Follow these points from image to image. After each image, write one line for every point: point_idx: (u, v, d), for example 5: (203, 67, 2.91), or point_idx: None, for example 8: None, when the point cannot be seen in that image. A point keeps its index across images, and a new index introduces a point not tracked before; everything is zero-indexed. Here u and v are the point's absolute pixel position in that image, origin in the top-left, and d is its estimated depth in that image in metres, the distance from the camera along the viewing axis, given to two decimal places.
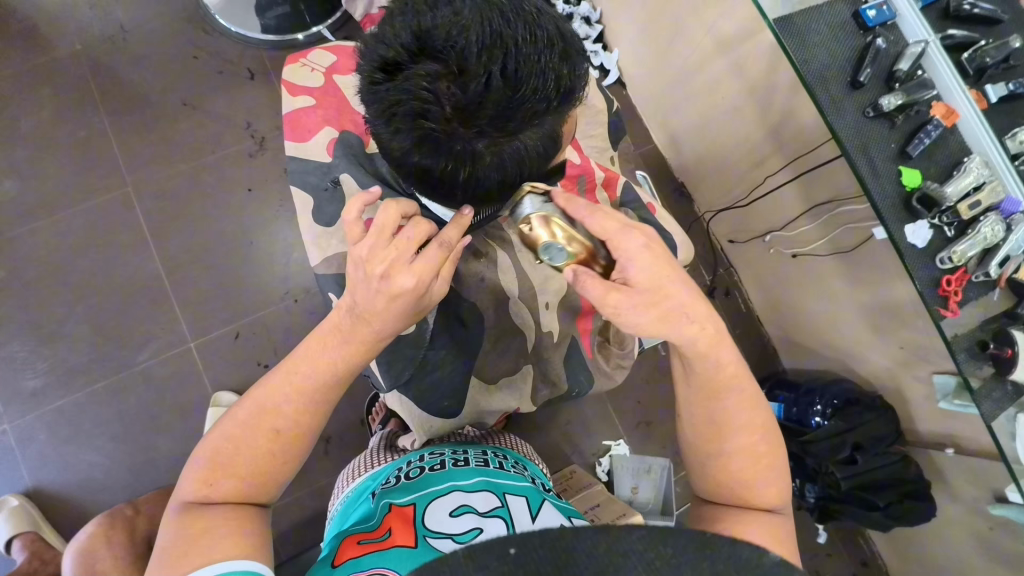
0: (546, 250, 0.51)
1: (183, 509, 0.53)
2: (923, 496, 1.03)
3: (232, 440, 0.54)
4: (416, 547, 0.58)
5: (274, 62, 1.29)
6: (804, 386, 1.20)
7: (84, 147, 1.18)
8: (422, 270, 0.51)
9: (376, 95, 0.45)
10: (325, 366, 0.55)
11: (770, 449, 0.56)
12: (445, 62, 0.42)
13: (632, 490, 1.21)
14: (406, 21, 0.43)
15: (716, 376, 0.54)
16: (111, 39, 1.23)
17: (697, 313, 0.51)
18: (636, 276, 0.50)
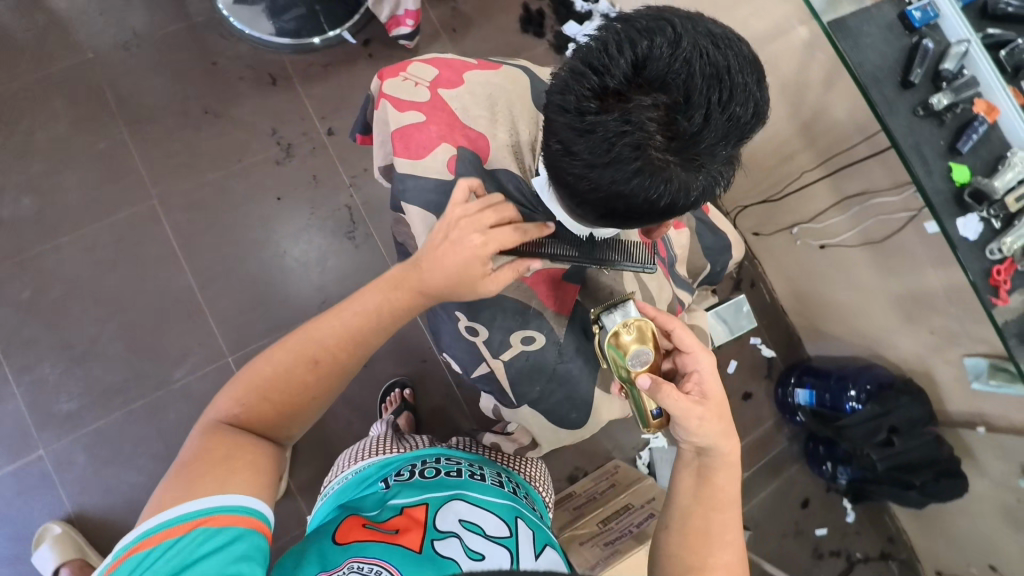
0: (634, 357, 0.56)
1: (207, 428, 0.50)
2: (957, 472, 1.08)
3: (274, 365, 0.52)
4: (420, 553, 0.54)
5: (294, 65, 1.25)
6: (833, 374, 1.26)
7: (105, 159, 1.15)
8: (492, 244, 0.54)
9: (579, 129, 0.40)
10: (378, 308, 0.55)
11: (738, 575, 0.55)
12: (666, 91, 0.38)
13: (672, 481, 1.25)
14: (619, 47, 0.38)
15: (722, 486, 0.56)
16: (126, 47, 1.19)
17: (732, 435, 0.57)
18: (708, 389, 0.57)
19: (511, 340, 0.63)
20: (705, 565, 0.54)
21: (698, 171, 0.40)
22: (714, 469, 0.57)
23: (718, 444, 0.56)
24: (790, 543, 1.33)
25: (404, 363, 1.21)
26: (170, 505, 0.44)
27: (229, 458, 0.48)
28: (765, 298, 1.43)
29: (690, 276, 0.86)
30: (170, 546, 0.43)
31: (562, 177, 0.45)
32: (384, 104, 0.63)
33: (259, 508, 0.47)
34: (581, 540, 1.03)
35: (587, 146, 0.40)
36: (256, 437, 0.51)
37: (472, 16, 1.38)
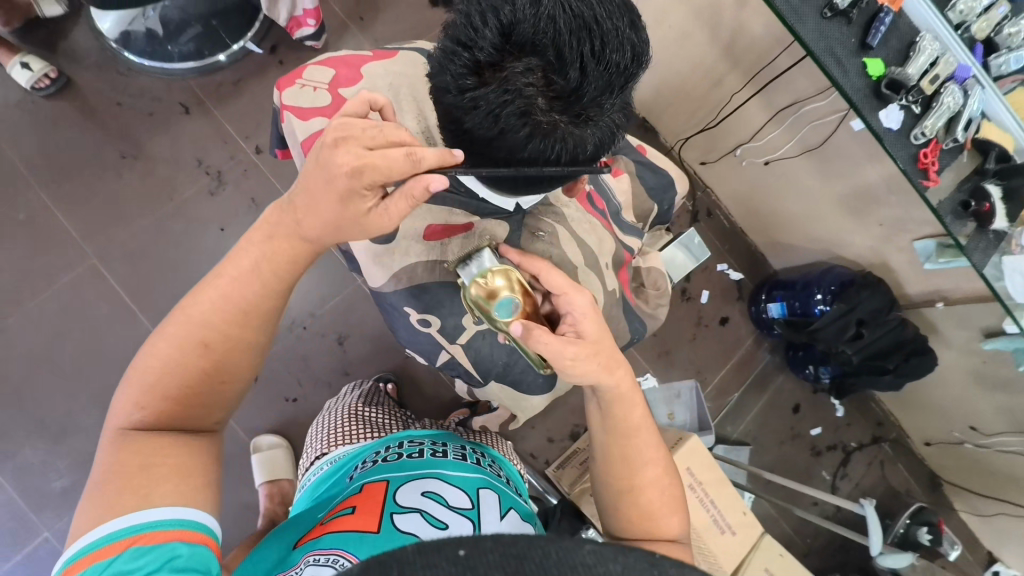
0: (500, 305, 0.53)
1: (112, 439, 0.45)
2: (923, 349, 1.14)
3: (160, 356, 0.46)
4: (378, 531, 0.53)
5: (204, 89, 1.20)
6: (799, 282, 1.29)
7: (32, 227, 1.10)
8: (365, 160, 0.43)
9: (463, 108, 0.40)
10: (262, 272, 0.48)
11: (670, 481, 0.53)
12: (538, 52, 0.37)
13: (669, 416, 1.28)
14: (483, 16, 0.38)
15: (624, 416, 0.53)
16: (18, 106, 1.12)
17: (619, 364, 0.53)
18: (584, 330, 0.51)
19: (464, 325, 0.63)
20: (633, 491, 0.52)
21: (587, 125, 0.40)
22: (610, 408, 0.53)
23: (607, 384, 0.51)
24: (790, 447, 1.40)
25: (387, 363, 1.22)
26: (86, 533, 0.41)
27: (154, 462, 0.44)
28: (724, 225, 1.45)
29: (639, 219, 0.87)
30: (102, 568, 0.40)
31: (466, 155, 0.45)
32: (287, 115, 0.61)
33: (201, 517, 0.44)
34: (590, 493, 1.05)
35: (476, 123, 0.40)
36: (173, 432, 0.47)
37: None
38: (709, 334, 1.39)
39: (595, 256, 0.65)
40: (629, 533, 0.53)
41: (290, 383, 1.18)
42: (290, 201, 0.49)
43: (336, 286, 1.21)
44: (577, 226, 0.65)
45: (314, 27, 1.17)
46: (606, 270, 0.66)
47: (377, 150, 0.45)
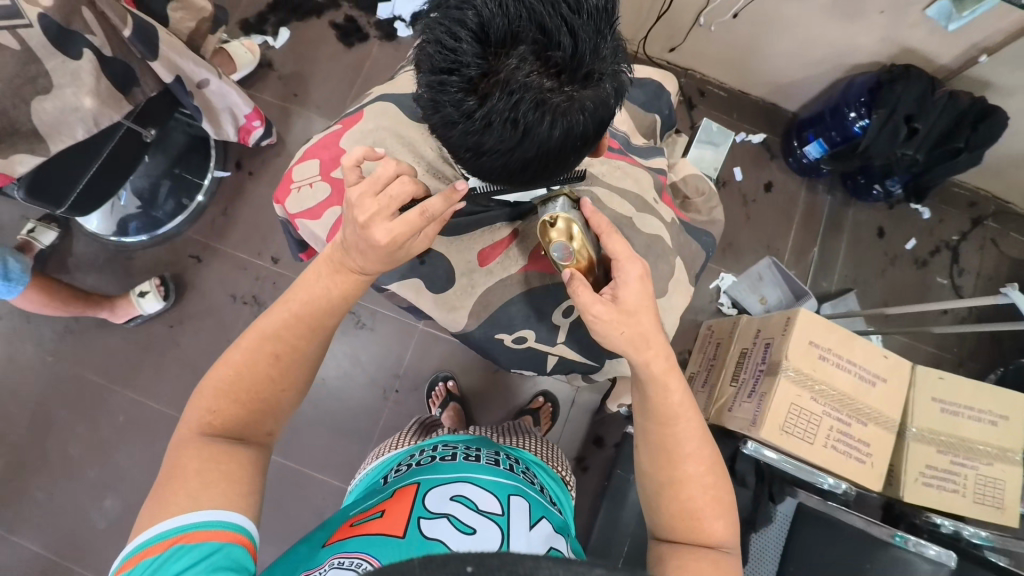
0: (556, 251, 0.53)
1: (182, 440, 0.49)
2: (988, 109, 1.04)
3: (235, 367, 0.52)
4: (402, 539, 0.52)
5: (204, 232, 1.26)
6: (825, 111, 1.22)
7: (133, 424, 1.18)
8: (395, 233, 0.50)
9: (476, 129, 0.38)
10: (325, 291, 0.55)
11: (713, 480, 0.52)
12: (522, 37, 0.36)
13: (762, 301, 1.24)
14: (451, 33, 0.36)
15: (665, 399, 0.53)
16: (69, 329, 1.20)
17: (654, 341, 0.53)
18: (623, 297, 0.52)
19: (555, 322, 0.63)
20: (678, 484, 0.52)
21: (599, 81, 0.38)
22: (648, 389, 0.53)
23: (640, 361, 0.52)
24: (892, 272, 1.32)
25: (483, 384, 1.25)
26: (143, 527, 0.44)
27: (212, 465, 0.47)
28: (722, 95, 1.38)
29: (648, 137, 0.84)
30: (148, 565, 0.42)
31: (493, 171, 0.43)
32: (301, 223, 0.63)
33: (246, 523, 0.46)
34: (727, 406, 1.00)
35: (494, 136, 0.38)
36: (237, 441, 0.51)
37: (301, 71, 1.34)
38: (760, 206, 1.33)
39: (641, 195, 0.63)
40: (670, 532, 0.52)
41: None
42: (338, 248, 0.56)
43: (404, 340, 1.25)
44: (609, 178, 0.62)
45: (261, 125, 1.23)
46: (658, 204, 0.64)
47: (393, 210, 0.51)
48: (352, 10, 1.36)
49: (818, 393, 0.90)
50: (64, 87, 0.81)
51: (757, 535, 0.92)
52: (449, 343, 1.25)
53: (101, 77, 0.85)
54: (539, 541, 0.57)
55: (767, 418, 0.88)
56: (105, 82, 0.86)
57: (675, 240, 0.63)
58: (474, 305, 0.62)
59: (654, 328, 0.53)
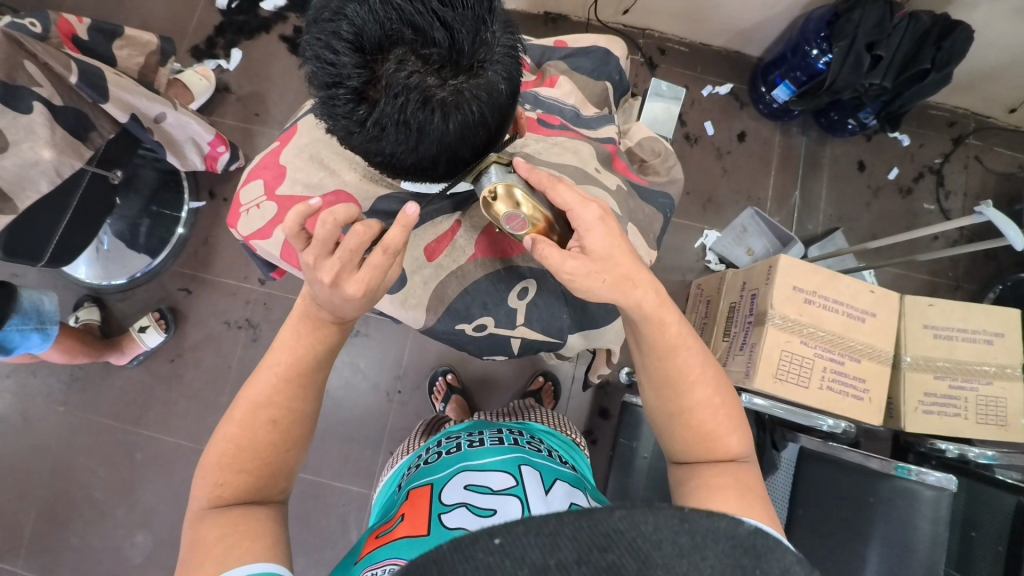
0: (507, 222, 0.52)
1: (195, 518, 0.48)
2: (951, 24, 1.01)
3: (233, 441, 0.50)
4: (427, 535, 0.53)
5: (192, 265, 1.29)
6: (787, 51, 1.20)
7: (151, 459, 1.21)
8: (368, 281, 0.48)
9: (374, 135, 0.39)
10: (308, 346, 0.53)
11: (722, 399, 0.53)
12: (396, 37, 0.36)
13: (749, 253, 1.24)
14: (328, 47, 0.36)
15: (661, 334, 0.52)
16: (76, 377, 1.23)
17: (640, 280, 0.52)
18: (591, 245, 0.51)
19: (512, 305, 0.65)
20: (686, 411, 0.52)
21: (484, 68, 0.38)
22: (643, 328, 0.52)
23: (630, 304, 0.51)
24: (878, 204, 1.31)
25: (483, 374, 1.26)
26: None
27: (232, 532, 0.46)
28: (684, 51, 1.35)
29: (602, 106, 0.83)
30: None
31: (408, 171, 0.44)
32: (256, 243, 0.64)
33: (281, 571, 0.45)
34: (723, 361, 1.00)
35: (393, 138, 0.39)
36: (252, 505, 0.50)
37: (258, 90, 1.33)
38: (736, 157, 1.32)
39: (581, 166, 0.62)
40: (691, 456, 0.52)
41: None
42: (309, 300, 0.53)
43: (400, 343, 1.26)
44: (547, 154, 0.61)
45: (225, 149, 1.23)
46: (600, 173, 0.63)
47: (357, 257, 0.48)
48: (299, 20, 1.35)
49: (808, 338, 0.90)
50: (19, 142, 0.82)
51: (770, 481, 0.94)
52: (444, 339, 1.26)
53: (54, 126, 0.86)
54: (562, 502, 0.60)
55: (759, 367, 0.88)
56: (59, 131, 0.87)
57: (624, 207, 0.63)
58: (443, 301, 0.63)
59: (633, 269, 0.52)
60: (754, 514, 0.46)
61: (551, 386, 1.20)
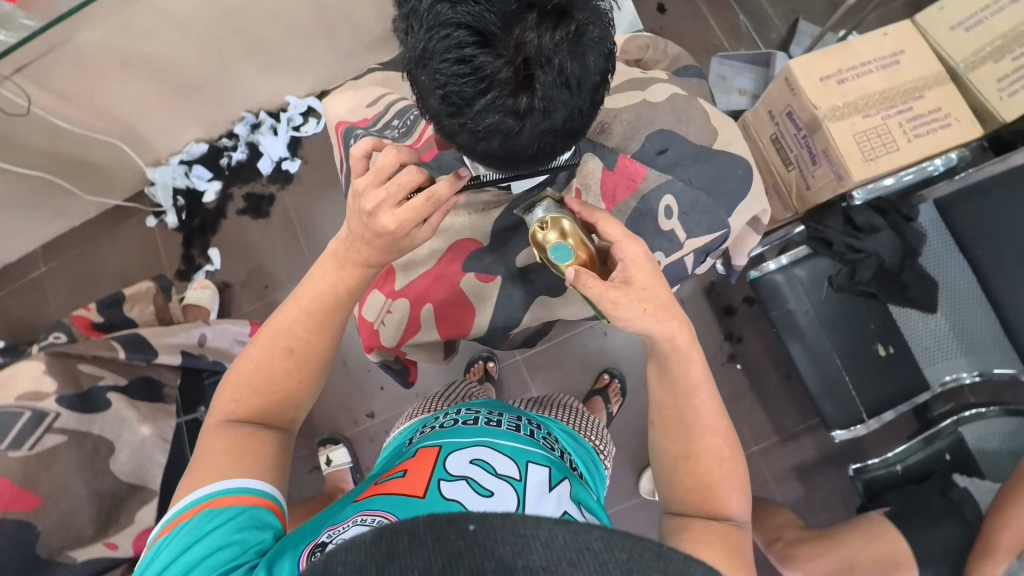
0: (553, 253, 0.51)
1: (208, 428, 0.51)
2: None
3: (253, 361, 0.53)
4: (423, 497, 0.51)
5: (304, 443, 1.28)
6: None
7: None
8: (403, 220, 0.48)
9: (543, 112, 0.37)
10: (328, 287, 0.54)
11: (730, 454, 0.52)
12: (517, 9, 0.35)
13: (744, 93, 1.21)
14: (462, 62, 0.35)
15: (682, 372, 0.52)
16: None
17: (678, 316, 0.51)
18: (634, 276, 0.49)
19: (667, 229, 0.58)
20: (695, 455, 0.51)
21: None
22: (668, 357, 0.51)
23: (664, 334, 0.50)
24: None
25: (607, 353, 1.22)
26: (179, 498, 0.46)
27: (238, 447, 0.49)
28: None
29: None
30: (181, 530, 0.44)
31: (565, 142, 0.43)
32: (409, 341, 0.64)
33: (268, 490, 0.48)
34: (805, 187, 0.98)
35: (560, 105, 0.38)
36: (260, 425, 0.52)
37: (253, 265, 1.35)
38: (671, 26, 1.31)
39: (631, 77, 0.61)
40: (684, 500, 0.52)
41: None
42: (346, 241, 0.53)
43: (521, 380, 1.24)
44: None
45: None
46: (647, 73, 0.62)
47: (403, 195, 0.49)
48: (243, 187, 1.37)
49: (868, 109, 0.87)
50: (120, 435, 0.84)
51: (926, 257, 0.91)
52: (553, 349, 1.24)
53: (136, 403, 0.88)
54: (553, 508, 0.52)
55: (847, 163, 0.86)
56: (142, 405, 0.89)
57: (682, 87, 0.62)
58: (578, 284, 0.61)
59: (673, 298, 0.50)
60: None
61: (616, 383, 1.18)
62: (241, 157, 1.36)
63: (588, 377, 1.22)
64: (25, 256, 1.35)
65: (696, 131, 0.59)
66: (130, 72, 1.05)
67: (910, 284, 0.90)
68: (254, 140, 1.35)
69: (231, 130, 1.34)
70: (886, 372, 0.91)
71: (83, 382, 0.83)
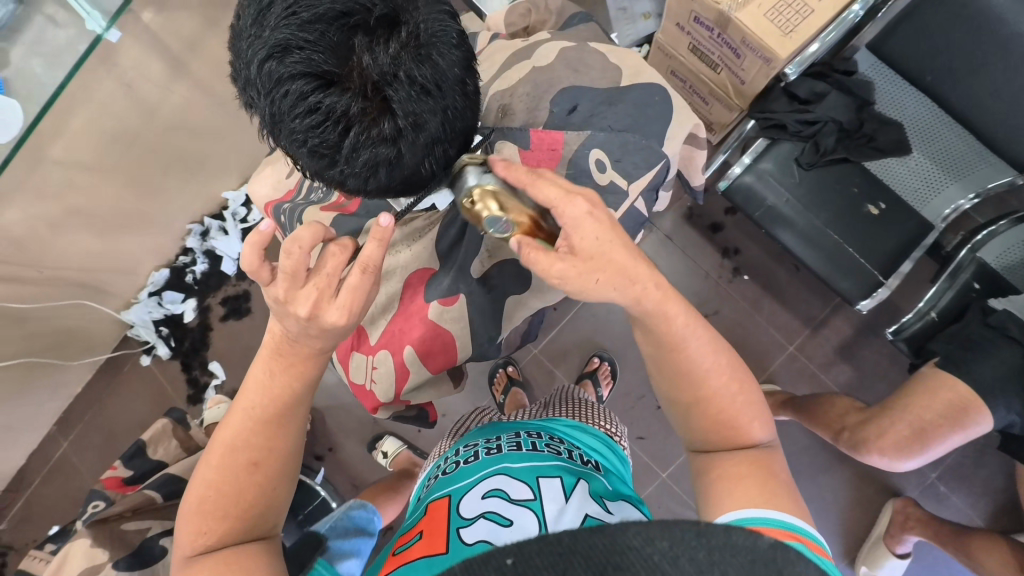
0: (489, 226, 0.48)
1: (183, 565, 0.51)
2: None
3: (212, 485, 0.52)
4: (448, 551, 0.50)
5: None
6: None
7: None
8: (349, 306, 0.49)
9: (412, 127, 0.37)
10: (273, 394, 0.53)
11: (739, 386, 0.53)
12: (345, 43, 0.35)
13: (646, 16, 1.18)
14: (313, 111, 0.35)
15: (669, 329, 0.51)
16: None
17: (638, 274, 0.49)
18: (579, 243, 0.48)
19: (606, 183, 0.56)
20: (707, 399, 0.52)
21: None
22: (653, 323, 0.51)
23: (633, 300, 0.50)
24: None
25: (618, 314, 1.21)
26: None
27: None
28: None
29: None
30: None
31: (456, 146, 0.43)
32: (405, 391, 0.64)
33: None
34: (739, 82, 0.95)
35: (428, 114, 0.38)
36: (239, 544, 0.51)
37: None
38: None
39: (516, 50, 0.60)
40: (708, 444, 0.53)
41: (646, 402, 1.20)
42: (282, 337, 0.52)
43: (548, 372, 1.22)
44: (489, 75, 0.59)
45: None
46: (532, 39, 0.61)
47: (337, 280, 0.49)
48: (217, 294, 1.36)
49: None
50: None
51: (880, 102, 0.91)
52: (566, 332, 1.22)
53: None
54: (574, 517, 0.53)
55: (768, 45, 0.82)
56: None
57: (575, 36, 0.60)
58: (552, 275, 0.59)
59: (631, 260, 0.49)
60: (774, 507, 0.46)
61: (608, 365, 1.17)
62: (203, 267, 1.35)
63: (609, 344, 1.21)
64: (43, 442, 1.35)
65: (602, 71, 0.57)
66: (65, 232, 1.06)
67: (875, 134, 0.89)
68: (209, 246, 1.34)
69: (184, 246, 1.34)
70: (886, 227, 0.89)
71: (132, 539, 0.83)
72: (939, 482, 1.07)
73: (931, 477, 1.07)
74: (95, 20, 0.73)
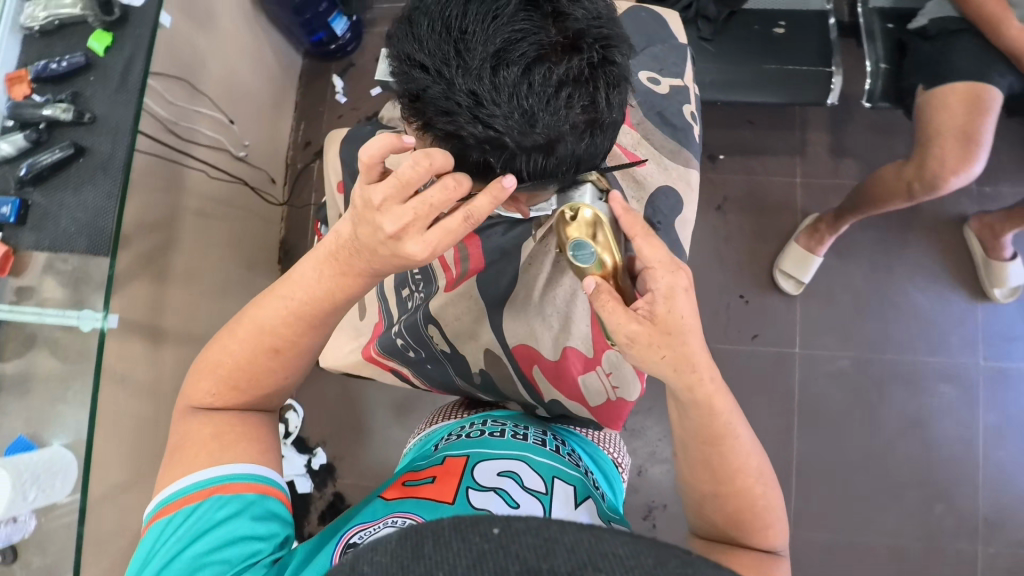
0: (577, 249, 0.54)
1: (185, 413, 0.56)
2: None
3: (235, 354, 0.55)
4: (452, 501, 0.55)
5: None
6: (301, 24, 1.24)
7: None
8: (433, 244, 0.47)
9: (622, 53, 0.45)
10: (320, 291, 0.53)
11: (764, 483, 0.53)
12: (553, 16, 0.41)
13: None
14: (569, 82, 0.42)
15: (712, 419, 0.51)
16: None
17: (698, 358, 0.50)
18: (660, 311, 0.49)
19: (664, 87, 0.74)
20: (728, 491, 0.53)
21: None
22: (678, 393, 0.51)
23: (684, 385, 0.50)
24: None
25: None
26: (173, 481, 0.51)
27: (228, 432, 0.54)
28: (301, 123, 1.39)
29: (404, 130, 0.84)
30: (190, 510, 0.49)
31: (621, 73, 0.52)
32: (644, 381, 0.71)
33: (271, 476, 0.53)
34: None
35: (622, 41, 0.46)
36: (248, 408, 0.57)
37: None
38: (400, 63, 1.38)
39: None
40: (707, 525, 0.55)
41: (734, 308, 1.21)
42: (342, 246, 0.52)
43: None
44: None
45: None
46: None
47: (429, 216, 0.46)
48: (310, 518, 1.21)
49: None
50: None
51: None
52: None
53: None
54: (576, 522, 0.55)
55: None
56: None
57: None
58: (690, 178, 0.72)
59: (699, 349, 0.50)
60: None
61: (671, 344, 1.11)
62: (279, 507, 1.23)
63: None
64: None
65: None
66: None
67: None
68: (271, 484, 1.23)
69: None
70: (800, 37, 1.00)
71: None
72: (982, 186, 1.16)
73: (974, 187, 1.16)
74: (87, 316, 0.65)
